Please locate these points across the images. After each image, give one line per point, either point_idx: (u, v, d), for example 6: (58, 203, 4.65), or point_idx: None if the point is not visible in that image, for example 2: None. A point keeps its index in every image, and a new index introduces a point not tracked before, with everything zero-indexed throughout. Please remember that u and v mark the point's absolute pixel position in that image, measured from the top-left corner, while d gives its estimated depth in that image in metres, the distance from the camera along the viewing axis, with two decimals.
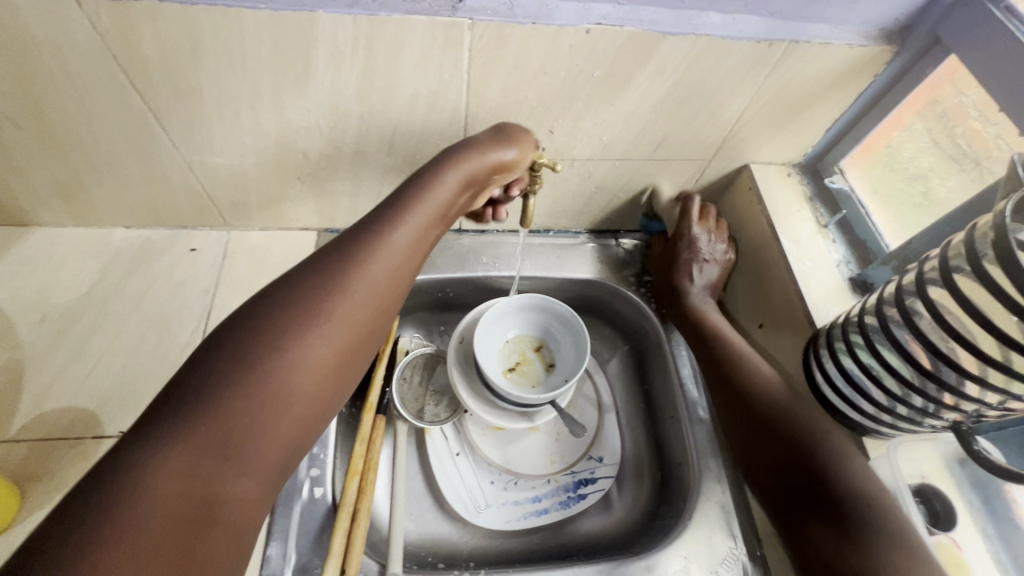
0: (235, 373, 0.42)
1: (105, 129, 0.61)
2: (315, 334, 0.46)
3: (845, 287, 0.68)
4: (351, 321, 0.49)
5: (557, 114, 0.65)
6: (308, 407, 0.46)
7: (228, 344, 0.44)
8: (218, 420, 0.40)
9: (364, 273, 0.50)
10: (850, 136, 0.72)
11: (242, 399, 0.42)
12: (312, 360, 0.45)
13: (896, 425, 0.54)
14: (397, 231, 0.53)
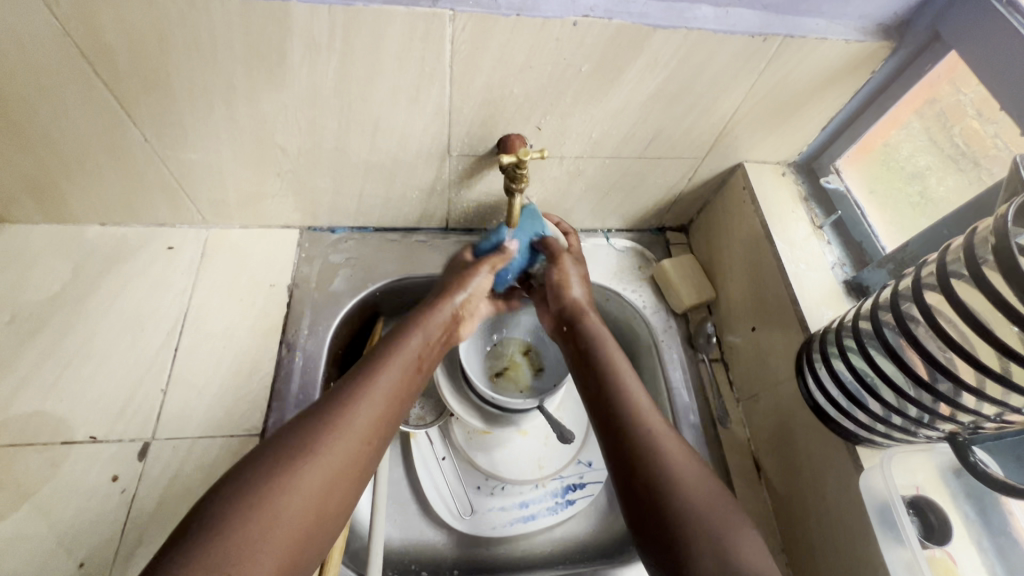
0: (269, 472, 0.46)
1: (73, 123, 0.58)
2: (341, 432, 0.50)
3: (840, 291, 0.66)
4: (371, 418, 0.53)
5: (544, 110, 0.63)
6: (329, 511, 0.48)
7: (270, 443, 0.49)
8: (248, 518, 0.43)
9: (383, 371, 0.56)
10: (847, 134, 0.70)
11: (271, 497, 0.45)
12: (336, 458, 0.49)
13: (891, 435, 0.52)
14: (409, 340, 0.60)
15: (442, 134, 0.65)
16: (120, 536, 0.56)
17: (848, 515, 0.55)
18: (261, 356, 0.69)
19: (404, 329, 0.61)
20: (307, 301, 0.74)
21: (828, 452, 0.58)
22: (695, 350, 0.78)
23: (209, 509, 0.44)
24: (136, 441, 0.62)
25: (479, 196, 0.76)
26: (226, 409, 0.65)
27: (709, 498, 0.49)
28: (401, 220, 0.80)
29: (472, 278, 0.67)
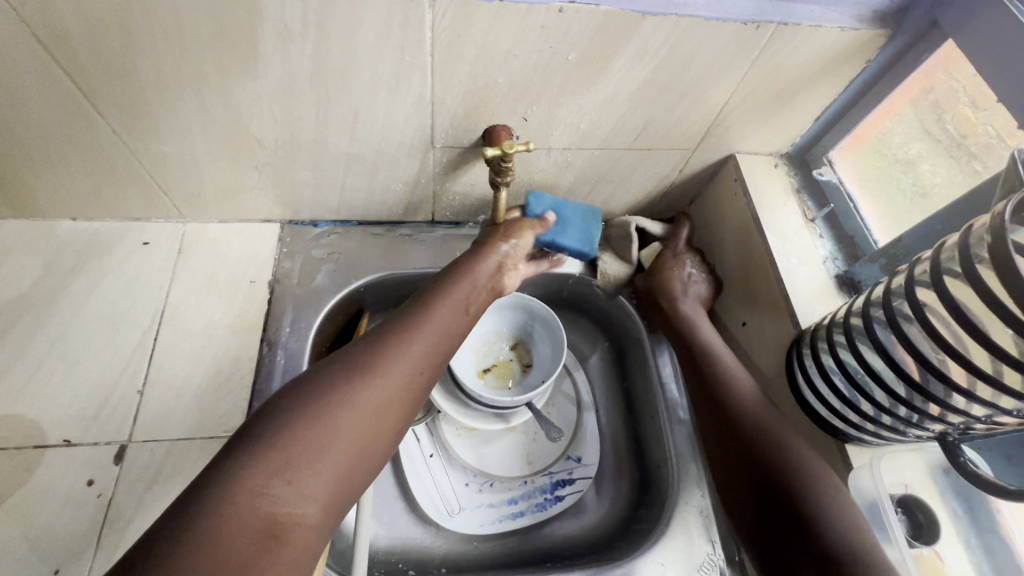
0: (328, 391, 0.47)
1: (35, 114, 0.55)
2: (394, 360, 0.52)
3: (832, 286, 0.65)
4: (423, 353, 0.54)
5: (531, 100, 0.61)
6: (380, 436, 0.48)
7: (327, 372, 0.50)
8: (310, 431, 0.45)
9: (435, 316, 0.57)
10: (840, 125, 0.69)
11: (329, 414, 0.46)
12: (391, 383, 0.50)
13: (880, 434, 0.51)
14: (459, 288, 0.61)
15: (425, 124, 0.62)
16: (97, 542, 0.55)
17: None
18: (242, 354, 0.68)
19: (456, 275, 0.62)
20: (288, 297, 0.72)
21: (817, 450, 0.57)
22: None
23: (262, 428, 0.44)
24: (113, 444, 0.60)
25: (465, 188, 0.74)
26: (206, 410, 0.63)
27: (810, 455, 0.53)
28: (385, 213, 0.78)
29: (513, 229, 0.67)
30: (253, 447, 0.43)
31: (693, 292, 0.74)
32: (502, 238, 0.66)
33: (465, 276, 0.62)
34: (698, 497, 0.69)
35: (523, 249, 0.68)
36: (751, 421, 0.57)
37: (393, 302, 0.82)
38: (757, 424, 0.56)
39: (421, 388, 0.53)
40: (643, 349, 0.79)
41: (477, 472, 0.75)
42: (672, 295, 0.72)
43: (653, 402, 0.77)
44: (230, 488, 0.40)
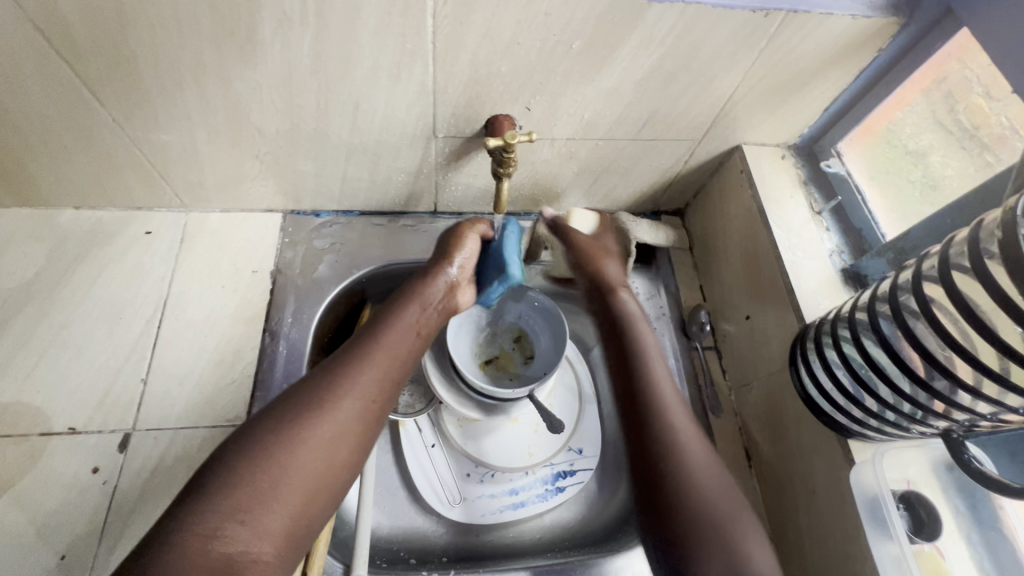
0: (277, 427, 0.47)
1: (34, 102, 0.55)
2: (345, 390, 0.51)
3: (838, 280, 0.64)
4: (376, 380, 0.53)
5: (534, 89, 0.60)
6: (334, 467, 0.48)
7: (272, 408, 0.49)
8: (259, 471, 0.45)
9: (384, 340, 0.55)
10: (850, 116, 0.67)
11: (278, 451, 0.46)
12: (341, 414, 0.50)
13: (883, 430, 0.51)
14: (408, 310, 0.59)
15: (426, 114, 0.62)
16: (102, 529, 0.56)
17: (836, 507, 0.54)
18: (244, 344, 0.68)
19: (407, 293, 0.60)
20: (290, 288, 0.72)
21: (820, 445, 0.57)
22: (688, 337, 0.77)
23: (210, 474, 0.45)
24: (117, 432, 0.61)
25: (467, 178, 0.73)
26: (209, 399, 0.64)
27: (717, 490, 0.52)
28: (387, 204, 0.77)
29: (465, 241, 0.65)
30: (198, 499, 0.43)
31: (614, 270, 0.69)
32: (455, 250, 0.64)
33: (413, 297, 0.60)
34: None
35: (471, 263, 0.65)
36: (658, 413, 0.56)
37: (394, 292, 0.81)
38: (670, 422, 0.55)
39: (377, 414, 0.53)
40: None
41: (478, 463, 0.75)
42: (598, 266, 0.69)
43: None
44: (180, 534, 0.41)
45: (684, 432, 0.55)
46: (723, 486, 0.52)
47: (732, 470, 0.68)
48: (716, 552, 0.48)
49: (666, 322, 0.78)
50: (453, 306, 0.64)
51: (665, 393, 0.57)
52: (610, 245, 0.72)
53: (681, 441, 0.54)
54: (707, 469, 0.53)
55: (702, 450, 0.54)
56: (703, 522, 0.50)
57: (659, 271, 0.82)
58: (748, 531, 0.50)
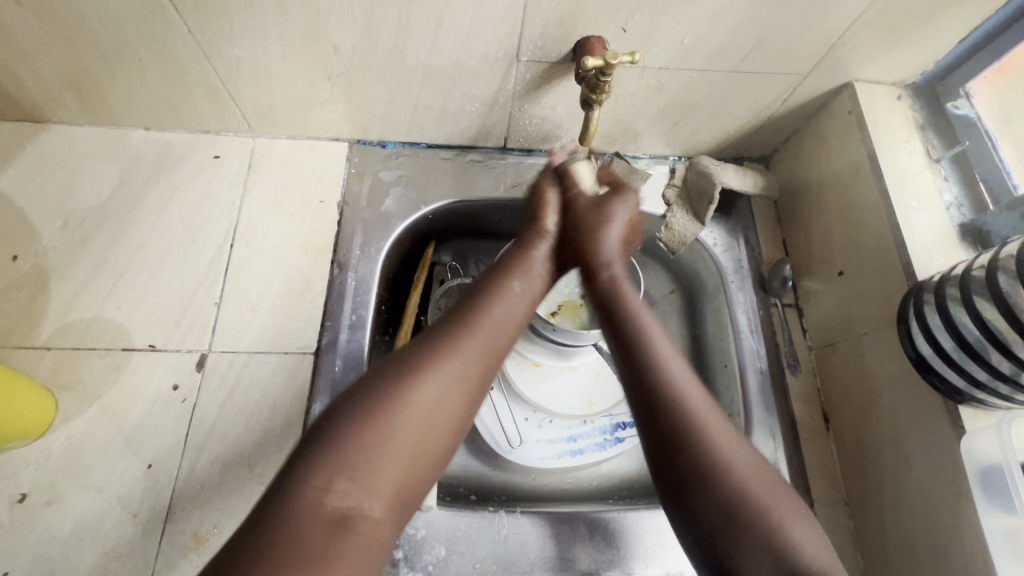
0: (387, 383, 0.44)
1: (112, 8, 0.53)
2: (452, 352, 0.48)
3: (955, 236, 0.58)
4: (483, 346, 0.49)
5: (634, 6, 0.54)
6: (442, 432, 0.45)
7: (386, 364, 0.47)
8: (372, 429, 0.42)
9: (495, 306, 0.52)
10: (987, 50, 0.59)
11: (388, 407, 0.43)
12: (446, 375, 0.46)
13: (1005, 395, 0.46)
14: (517, 280, 0.56)
15: (512, 34, 0.57)
16: (184, 443, 0.57)
17: (935, 472, 0.51)
18: (313, 274, 0.67)
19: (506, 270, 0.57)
20: (357, 221, 0.70)
21: (920, 411, 0.53)
22: (766, 293, 0.72)
23: (327, 424, 0.42)
24: (194, 352, 0.61)
25: (544, 111, 0.69)
26: (280, 326, 0.64)
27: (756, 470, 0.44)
28: (456, 137, 0.73)
29: (550, 205, 0.64)
30: (319, 445, 0.41)
31: (613, 234, 0.61)
32: (545, 215, 0.63)
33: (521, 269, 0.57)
34: (772, 449, 0.63)
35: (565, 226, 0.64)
36: (664, 393, 0.48)
37: (456, 232, 0.80)
38: (675, 399, 0.47)
39: (485, 377, 0.49)
40: (722, 293, 0.73)
41: (537, 409, 0.74)
42: (596, 226, 0.61)
43: (726, 350, 0.71)
44: (295, 487, 0.39)
45: (705, 413, 0.47)
46: (755, 466, 0.45)
47: (807, 432, 0.65)
48: (759, 540, 0.41)
49: (745, 277, 0.73)
50: (558, 271, 0.62)
51: (675, 371, 0.49)
52: (634, 209, 0.65)
53: (703, 425, 0.46)
54: (734, 452, 0.45)
55: (725, 428, 0.46)
56: (737, 510, 0.42)
57: (739, 221, 0.77)
58: (769, 484, 0.44)
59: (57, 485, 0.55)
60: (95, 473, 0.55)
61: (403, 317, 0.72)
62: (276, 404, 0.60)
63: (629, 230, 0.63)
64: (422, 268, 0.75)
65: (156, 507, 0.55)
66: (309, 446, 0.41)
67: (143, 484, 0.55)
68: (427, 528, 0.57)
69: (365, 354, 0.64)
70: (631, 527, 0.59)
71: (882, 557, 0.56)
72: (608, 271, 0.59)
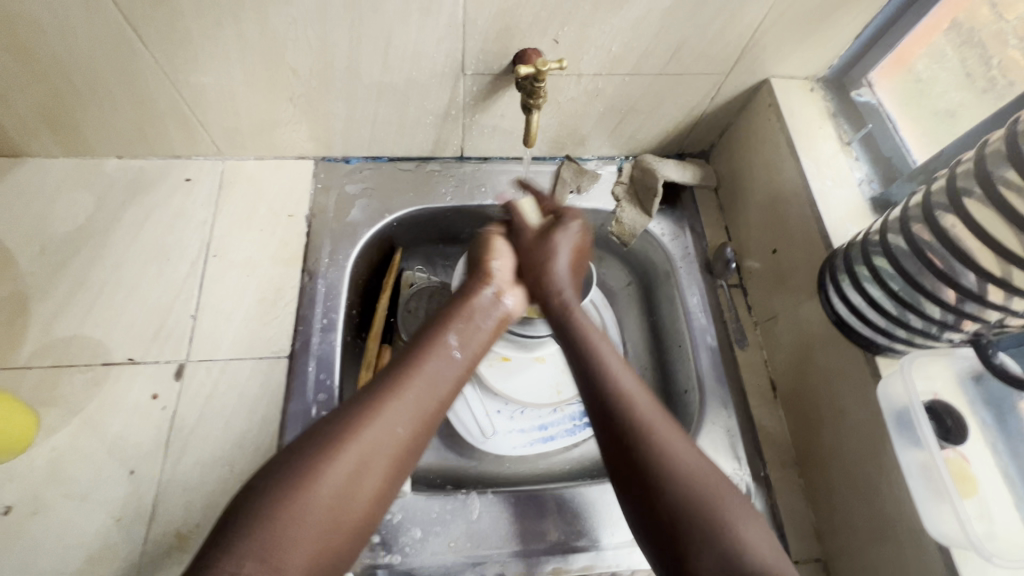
0: (306, 459, 0.47)
1: (84, 46, 0.57)
2: (375, 421, 0.50)
3: (867, 208, 0.65)
4: (409, 413, 0.52)
5: (562, 19, 0.60)
6: (356, 508, 0.47)
7: (318, 433, 0.49)
8: (286, 501, 0.45)
9: (423, 370, 0.54)
10: (880, 44, 0.67)
11: (301, 489, 0.45)
12: (368, 446, 0.49)
13: (912, 341, 0.53)
14: (450, 334, 0.58)
15: (456, 50, 0.62)
16: (165, 447, 0.60)
17: (864, 419, 0.56)
18: (285, 283, 0.71)
19: (440, 323, 0.60)
20: (325, 231, 0.75)
21: (847, 366, 0.58)
22: (713, 276, 0.78)
23: (248, 501, 0.45)
24: (172, 363, 0.64)
25: (494, 120, 0.74)
26: (255, 333, 0.67)
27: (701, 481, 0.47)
28: (415, 149, 0.78)
29: (495, 248, 0.69)
30: (237, 527, 0.43)
31: (561, 262, 0.67)
32: (488, 258, 0.67)
33: (454, 320, 0.60)
34: (725, 417, 0.67)
35: (508, 266, 0.68)
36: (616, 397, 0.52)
37: (422, 238, 0.84)
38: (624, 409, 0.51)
39: (407, 449, 0.51)
40: (672, 279, 0.78)
41: (508, 401, 0.77)
42: (544, 258, 0.67)
43: (679, 330, 0.75)
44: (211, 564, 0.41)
45: (653, 413, 0.51)
46: (700, 467, 0.48)
47: (757, 399, 0.70)
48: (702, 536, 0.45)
49: (692, 263, 0.78)
50: (502, 318, 0.64)
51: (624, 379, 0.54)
52: (579, 235, 0.69)
53: (658, 435, 0.49)
54: (682, 450, 0.49)
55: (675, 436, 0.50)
56: (688, 510, 0.45)
57: (684, 211, 0.82)
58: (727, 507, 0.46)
59: (40, 496, 0.57)
60: (78, 482, 0.58)
61: (374, 319, 0.76)
62: (254, 406, 0.63)
63: (574, 256, 0.69)
64: (390, 273, 0.80)
65: (139, 509, 0.57)
66: (226, 528, 0.43)
67: (126, 490, 0.58)
68: (403, 511, 0.60)
69: (337, 354, 0.67)
70: (599, 498, 0.63)
71: (829, 509, 0.60)
72: (559, 294, 0.65)
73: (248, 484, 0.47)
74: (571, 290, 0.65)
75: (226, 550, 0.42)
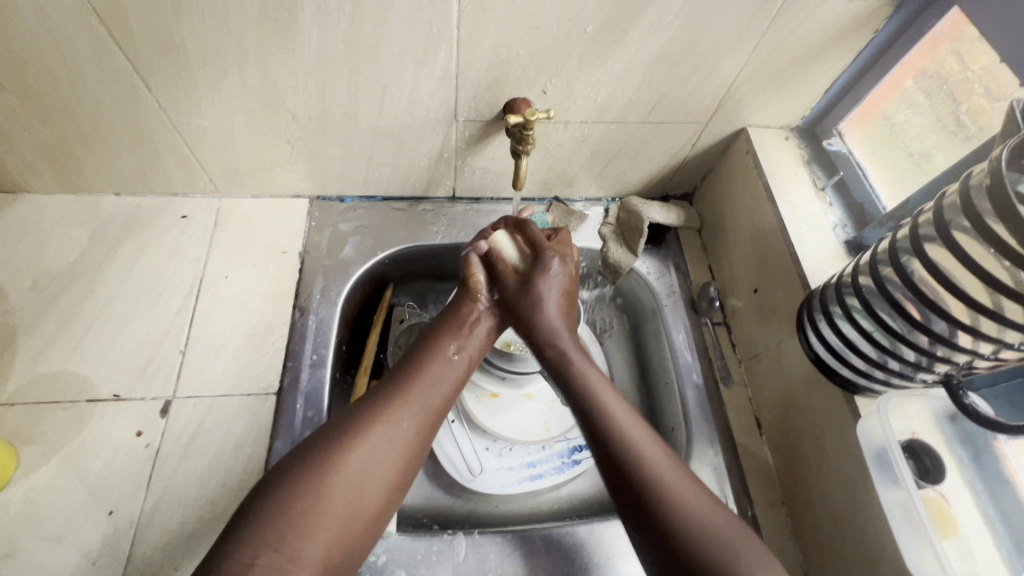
0: (321, 454, 0.49)
1: (90, 90, 0.60)
2: (388, 415, 0.53)
3: (841, 250, 0.68)
4: (420, 409, 0.55)
5: (550, 73, 0.64)
6: (374, 493, 0.50)
7: (331, 426, 0.52)
8: (307, 496, 0.46)
9: (429, 372, 0.58)
10: (848, 98, 0.72)
11: (320, 477, 0.48)
12: (382, 439, 0.51)
13: (889, 381, 0.54)
14: (450, 342, 0.62)
15: (449, 98, 0.66)
16: (147, 485, 0.59)
17: (846, 457, 0.57)
18: (275, 319, 0.71)
19: (437, 329, 0.64)
20: (318, 268, 0.76)
21: (829, 404, 0.60)
22: (697, 313, 0.80)
23: (264, 493, 0.47)
24: (158, 399, 0.64)
25: (485, 162, 0.77)
26: (244, 369, 0.67)
27: (709, 520, 0.49)
28: (408, 189, 0.81)
29: (478, 264, 0.71)
30: (252, 516, 0.45)
31: (551, 310, 0.66)
32: (473, 272, 0.70)
33: (453, 324, 0.65)
34: (711, 456, 0.67)
35: (494, 279, 0.71)
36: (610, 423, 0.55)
37: (414, 274, 0.86)
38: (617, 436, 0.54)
39: (421, 441, 0.54)
40: (658, 316, 0.80)
41: (496, 437, 0.77)
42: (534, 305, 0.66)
43: (666, 367, 0.77)
44: (230, 552, 0.43)
45: (650, 451, 0.53)
46: (691, 500, 0.50)
47: (742, 436, 0.70)
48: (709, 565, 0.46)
49: (678, 301, 0.80)
50: (490, 331, 0.68)
51: (614, 406, 0.57)
52: (561, 275, 0.69)
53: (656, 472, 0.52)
54: (688, 497, 0.50)
55: (676, 470, 0.52)
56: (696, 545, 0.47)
57: (669, 251, 0.85)
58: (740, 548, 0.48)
59: (14, 537, 0.55)
60: (55, 523, 0.56)
61: (364, 354, 0.77)
62: (239, 442, 0.63)
63: (563, 298, 0.68)
64: (382, 309, 0.81)
65: (115, 552, 0.55)
66: (242, 521, 0.45)
67: (104, 531, 0.56)
68: (388, 553, 0.59)
69: (324, 390, 0.67)
70: (586, 538, 0.63)
71: (817, 550, 0.61)
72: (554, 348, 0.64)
73: (259, 483, 0.48)
74: (568, 338, 0.64)
75: (245, 539, 0.43)
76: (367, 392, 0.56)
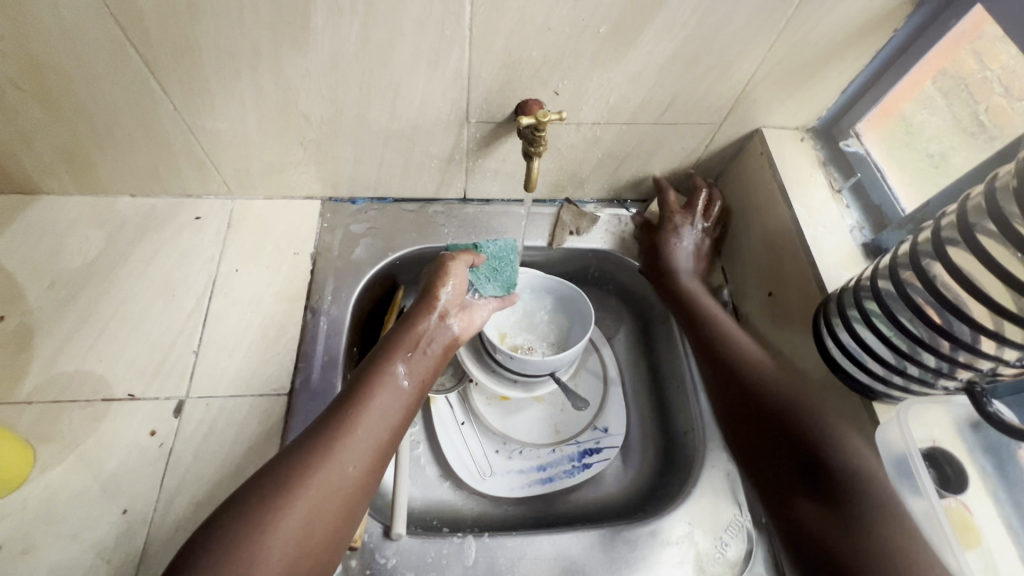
0: (256, 512, 0.46)
1: (107, 92, 0.60)
2: (329, 460, 0.50)
3: (858, 253, 0.67)
4: (363, 448, 0.52)
5: (563, 74, 0.63)
6: (317, 543, 0.47)
7: (270, 473, 0.49)
8: (242, 555, 0.44)
9: (373, 406, 0.55)
10: (866, 99, 0.71)
11: (254, 534, 0.45)
12: (321, 486, 0.49)
13: (908, 387, 0.53)
14: (398, 367, 0.59)
15: (461, 100, 0.65)
16: (160, 485, 0.59)
17: None
18: (287, 320, 0.72)
19: (385, 353, 0.60)
20: (329, 269, 0.76)
21: (844, 410, 0.59)
22: None
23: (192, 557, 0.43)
24: (171, 399, 0.65)
25: (496, 164, 0.77)
26: (256, 370, 0.68)
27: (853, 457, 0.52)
28: (420, 191, 0.81)
29: (448, 270, 0.67)
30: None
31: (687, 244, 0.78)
32: (440, 282, 0.67)
33: (400, 346, 0.61)
34: (724, 460, 0.68)
35: (460, 289, 0.68)
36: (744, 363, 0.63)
37: None
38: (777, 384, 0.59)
39: (365, 481, 0.52)
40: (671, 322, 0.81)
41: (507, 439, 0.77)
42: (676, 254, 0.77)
43: (678, 372, 0.78)
44: None
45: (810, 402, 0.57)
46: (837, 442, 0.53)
47: None
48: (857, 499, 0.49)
49: None
50: (449, 342, 0.65)
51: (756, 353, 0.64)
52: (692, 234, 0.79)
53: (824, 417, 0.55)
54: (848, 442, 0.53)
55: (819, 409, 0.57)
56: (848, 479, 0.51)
57: None
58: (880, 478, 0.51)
59: (31, 534, 0.56)
60: (70, 521, 0.57)
61: None
62: (251, 443, 0.63)
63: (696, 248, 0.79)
64: (393, 310, 0.79)
65: (129, 551, 0.56)
66: None
67: (118, 529, 0.57)
68: (398, 556, 0.59)
69: (335, 391, 0.67)
70: (585, 539, 0.62)
71: None
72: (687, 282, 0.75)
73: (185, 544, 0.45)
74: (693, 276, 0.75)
75: None
76: (306, 430, 0.53)
